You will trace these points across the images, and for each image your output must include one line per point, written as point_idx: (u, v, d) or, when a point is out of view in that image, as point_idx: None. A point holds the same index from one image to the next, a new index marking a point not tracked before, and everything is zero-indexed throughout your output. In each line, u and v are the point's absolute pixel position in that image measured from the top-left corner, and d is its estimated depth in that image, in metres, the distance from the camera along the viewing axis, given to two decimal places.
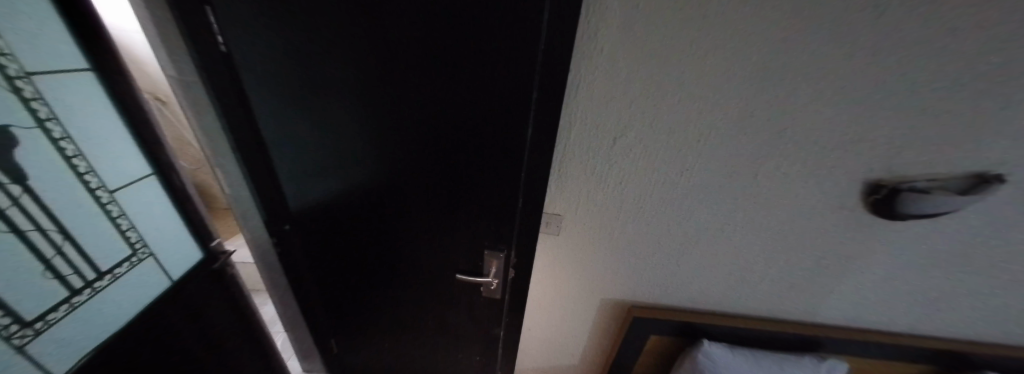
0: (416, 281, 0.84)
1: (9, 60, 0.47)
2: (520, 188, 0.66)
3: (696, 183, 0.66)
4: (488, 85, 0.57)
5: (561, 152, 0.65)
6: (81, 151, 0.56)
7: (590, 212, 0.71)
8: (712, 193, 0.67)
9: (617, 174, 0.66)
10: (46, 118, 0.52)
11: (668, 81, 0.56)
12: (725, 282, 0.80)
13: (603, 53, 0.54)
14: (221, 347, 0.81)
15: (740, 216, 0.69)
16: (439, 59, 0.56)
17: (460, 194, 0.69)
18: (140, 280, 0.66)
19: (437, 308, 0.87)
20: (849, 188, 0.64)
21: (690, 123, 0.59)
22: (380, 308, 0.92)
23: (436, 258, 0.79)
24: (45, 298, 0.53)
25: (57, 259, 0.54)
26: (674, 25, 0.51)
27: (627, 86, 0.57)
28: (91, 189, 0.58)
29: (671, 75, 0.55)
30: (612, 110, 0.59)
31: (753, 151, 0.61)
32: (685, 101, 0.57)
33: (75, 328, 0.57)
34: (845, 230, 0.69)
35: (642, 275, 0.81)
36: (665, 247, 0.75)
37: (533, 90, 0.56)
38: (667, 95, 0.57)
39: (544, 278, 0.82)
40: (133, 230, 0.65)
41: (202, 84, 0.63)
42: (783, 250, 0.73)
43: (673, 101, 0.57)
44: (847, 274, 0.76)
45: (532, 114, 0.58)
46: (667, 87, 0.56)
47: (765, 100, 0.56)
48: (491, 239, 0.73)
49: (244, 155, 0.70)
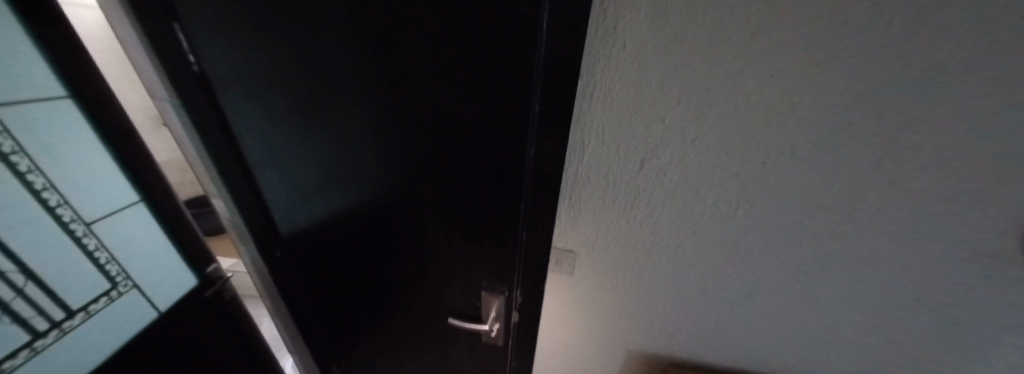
0: (413, 315, 0.75)
1: None
2: (518, 225, 0.54)
3: (753, 220, 0.50)
4: (477, 102, 0.46)
5: (572, 178, 0.52)
6: (51, 184, 0.55)
7: (609, 251, 0.58)
8: (777, 233, 0.51)
9: (645, 204, 0.51)
10: (12, 152, 0.50)
11: (714, 90, 0.41)
12: (787, 336, 0.63)
13: (624, 53, 0.41)
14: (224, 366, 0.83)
15: (815, 262, 0.53)
16: (419, 72, 0.46)
17: (453, 225, 0.59)
18: (121, 311, 0.67)
19: (437, 345, 0.78)
20: (984, 228, 0.46)
21: (744, 143, 0.44)
22: (379, 339, 0.85)
23: (432, 294, 0.70)
24: (4, 344, 0.53)
25: (16, 302, 0.53)
26: (725, 11, 0.36)
27: (658, 96, 0.43)
28: (65, 223, 0.58)
29: (717, 82, 0.41)
30: (636, 127, 0.45)
31: (838, 179, 0.45)
32: (738, 115, 0.42)
33: (43, 366, 0.57)
34: (971, 281, 0.50)
35: (678, 327, 0.65)
36: (708, 296, 0.60)
37: (533, 106, 0.44)
38: (713, 108, 0.42)
39: (556, 321, 0.69)
40: (112, 263, 0.65)
41: (180, 107, 0.59)
42: (874, 302, 0.55)
43: (721, 115, 0.42)
44: (965, 336, 0.56)
45: (530, 135, 0.46)
46: (713, 96, 0.41)
47: (860, 109, 0.40)
48: (490, 280, 0.62)
49: (232, 182, 0.67)
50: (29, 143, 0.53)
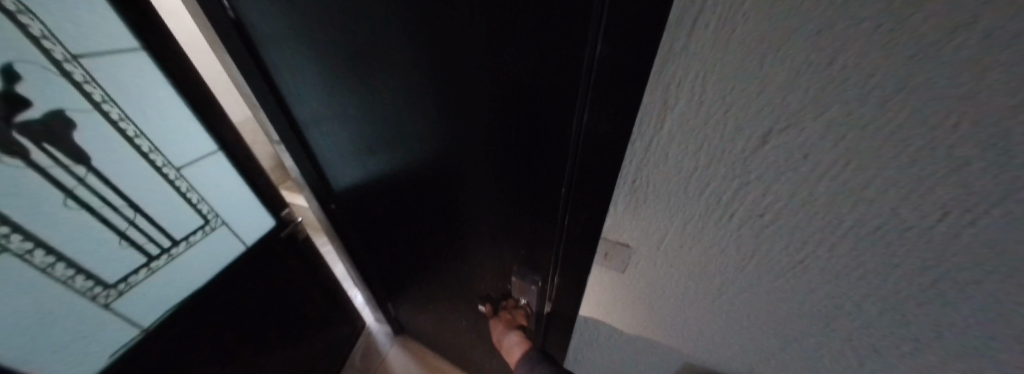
0: (450, 279, 0.76)
1: (54, 43, 0.42)
2: (558, 211, 0.44)
3: (941, 273, 0.29)
4: (512, 49, 0.34)
5: (635, 158, 0.35)
6: (141, 131, 0.52)
7: (677, 255, 0.42)
8: (996, 311, 0.29)
9: (749, 207, 0.34)
10: (102, 101, 0.47)
11: (964, 33, 0.19)
12: None
13: None
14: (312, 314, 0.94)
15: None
16: (447, 10, 0.35)
17: (488, 199, 0.52)
18: (218, 249, 0.67)
19: (470, 309, 0.79)
20: None
21: (1011, 140, 0.21)
22: (421, 292, 0.90)
23: (469, 264, 0.67)
24: (125, 265, 0.53)
25: (131, 230, 0.53)
26: None
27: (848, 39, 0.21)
28: (158, 167, 0.56)
29: (973, 17, 0.18)
30: (758, 87, 0.26)
31: None
32: (1014, 83, 0.19)
33: (153, 290, 0.57)
34: None
35: (752, 362, 0.50)
36: (801, 338, 0.43)
37: (586, 55, 0.29)
38: (943, 72, 0.20)
39: (594, 314, 0.60)
40: (203, 203, 0.63)
41: (230, 60, 0.58)
42: None
43: (955, 85, 0.21)
44: None
45: (579, 97, 0.32)
46: (953, 50, 0.20)
47: None
48: (520, 266, 0.58)
49: (284, 142, 0.69)
50: (125, 98, 0.50)
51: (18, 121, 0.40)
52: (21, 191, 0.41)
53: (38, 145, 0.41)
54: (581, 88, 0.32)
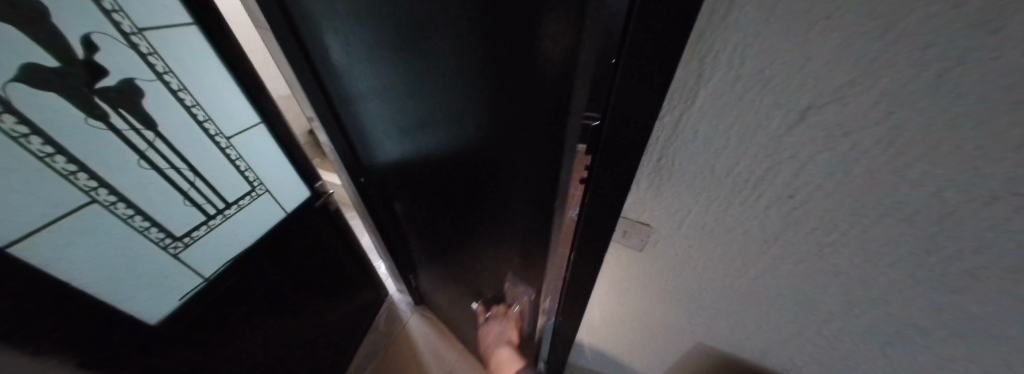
0: (463, 258, 0.77)
1: (122, 17, 0.45)
2: (558, 203, 0.42)
3: (979, 260, 0.29)
4: (523, 29, 0.32)
5: (668, 136, 0.35)
6: (197, 101, 0.56)
7: (699, 236, 0.43)
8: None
9: (781, 187, 0.33)
10: (164, 72, 0.51)
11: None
12: None
13: None
14: (337, 283, 1.00)
15: None
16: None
17: (500, 183, 0.51)
18: (263, 215, 0.71)
19: (478, 290, 0.80)
20: None
21: None
22: (438, 268, 0.93)
23: (481, 246, 0.68)
24: (188, 221, 0.58)
25: (193, 191, 0.58)
26: None
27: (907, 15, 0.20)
28: (211, 136, 0.59)
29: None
30: (802, 63, 0.25)
31: None
32: None
33: (214, 246, 0.62)
34: None
35: (765, 344, 0.51)
36: (823, 323, 0.43)
37: (597, 41, 0.27)
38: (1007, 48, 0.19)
39: (610, 294, 0.60)
40: (250, 171, 0.67)
41: (271, 35, 0.60)
42: None
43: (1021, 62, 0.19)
44: None
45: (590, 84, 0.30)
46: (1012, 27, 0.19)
47: None
48: (527, 256, 0.57)
49: (319, 116, 0.73)
50: (180, 69, 0.53)
51: (99, 87, 0.44)
52: (103, 151, 0.46)
53: (115, 109, 0.46)
54: (593, 73, 0.30)
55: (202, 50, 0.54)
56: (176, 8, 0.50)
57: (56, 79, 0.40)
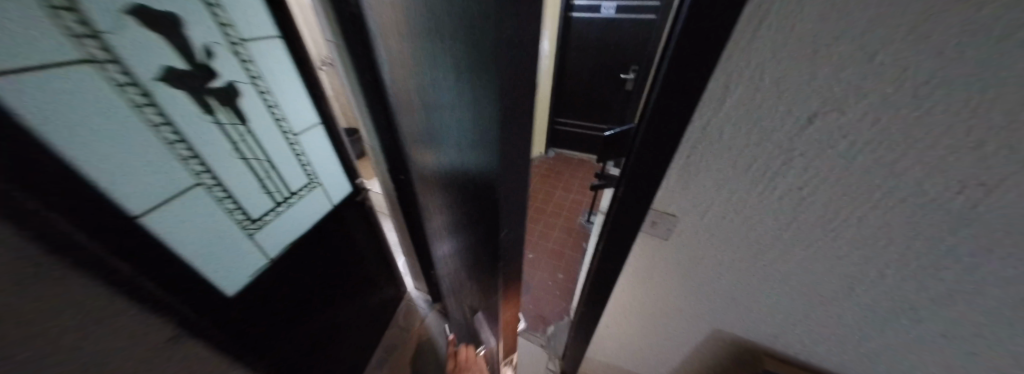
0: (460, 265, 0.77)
1: (232, 29, 0.51)
2: (504, 227, 0.42)
3: (952, 238, 0.36)
4: (465, 33, 0.31)
5: (697, 139, 0.41)
6: (276, 101, 0.61)
7: (720, 224, 0.49)
8: (991, 267, 0.36)
9: (794, 180, 0.40)
10: (256, 76, 0.56)
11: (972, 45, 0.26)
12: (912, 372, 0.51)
13: None
14: (366, 276, 1.04)
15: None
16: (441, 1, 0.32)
17: (472, 201, 0.50)
18: (313, 206, 0.75)
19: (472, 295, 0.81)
20: None
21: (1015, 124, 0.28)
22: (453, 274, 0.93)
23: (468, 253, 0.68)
24: (262, 207, 0.62)
25: (268, 181, 0.62)
26: None
27: (891, 46, 0.28)
28: (284, 133, 0.64)
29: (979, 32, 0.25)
30: (809, 80, 0.32)
31: None
32: (1011, 81, 0.26)
33: (279, 230, 0.67)
34: None
35: (776, 327, 0.57)
36: (827, 303, 0.49)
37: (510, 40, 0.25)
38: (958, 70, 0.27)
39: (634, 282, 0.66)
40: (308, 165, 0.72)
41: (335, 46, 0.68)
42: None
43: (971, 79, 0.27)
44: None
45: (518, 89, 0.28)
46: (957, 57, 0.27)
47: None
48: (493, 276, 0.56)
49: (369, 118, 0.78)
50: (266, 73, 0.59)
51: (211, 87, 0.49)
52: (208, 141, 0.50)
53: (219, 105, 0.51)
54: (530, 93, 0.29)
55: (281, 58, 0.61)
56: (267, 23, 0.57)
57: (184, 78, 0.46)
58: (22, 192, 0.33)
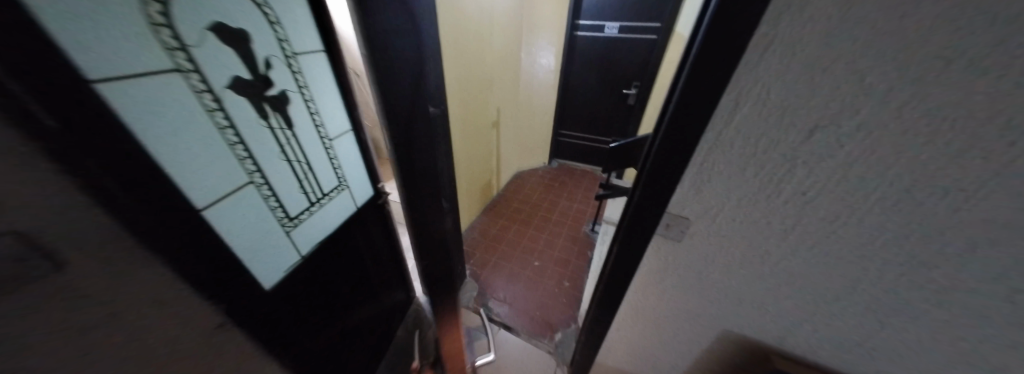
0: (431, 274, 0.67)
1: (286, 43, 0.57)
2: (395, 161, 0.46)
3: (940, 237, 0.40)
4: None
5: (710, 146, 0.46)
6: (317, 109, 0.66)
7: (730, 227, 0.53)
8: (974, 263, 0.40)
9: (796, 185, 0.44)
10: (303, 85, 0.62)
11: (935, 74, 0.32)
12: (913, 369, 0.54)
13: (844, 17, 0.32)
14: (381, 279, 1.06)
15: (1011, 309, 0.42)
16: None
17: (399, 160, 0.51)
18: (342, 208, 0.79)
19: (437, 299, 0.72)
20: None
21: (980, 136, 0.33)
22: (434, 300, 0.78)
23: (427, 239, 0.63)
24: (298, 205, 0.66)
25: (305, 180, 0.67)
26: None
27: (873, 73, 0.34)
28: (321, 138, 0.69)
29: (938, 65, 0.31)
30: (809, 97, 0.37)
31: None
32: (973, 104, 0.32)
33: (311, 229, 0.71)
34: None
35: (783, 326, 0.61)
36: (831, 302, 0.53)
37: None
38: (927, 93, 0.33)
39: (647, 285, 0.70)
40: (340, 169, 0.76)
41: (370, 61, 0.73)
42: None
43: (941, 101, 0.33)
44: None
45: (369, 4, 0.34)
46: (926, 83, 0.32)
47: None
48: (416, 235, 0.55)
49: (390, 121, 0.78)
50: (311, 83, 0.64)
51: (267, 95, 0.55)
52: (260, 142, 0.55)
53: (272, 110, 0.57)
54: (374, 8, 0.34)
55: (324, 70, 0.66)
56: (314, 38, 0.62)
57: (246, 86, 0.51)
58: (102, 172, 0.35)
